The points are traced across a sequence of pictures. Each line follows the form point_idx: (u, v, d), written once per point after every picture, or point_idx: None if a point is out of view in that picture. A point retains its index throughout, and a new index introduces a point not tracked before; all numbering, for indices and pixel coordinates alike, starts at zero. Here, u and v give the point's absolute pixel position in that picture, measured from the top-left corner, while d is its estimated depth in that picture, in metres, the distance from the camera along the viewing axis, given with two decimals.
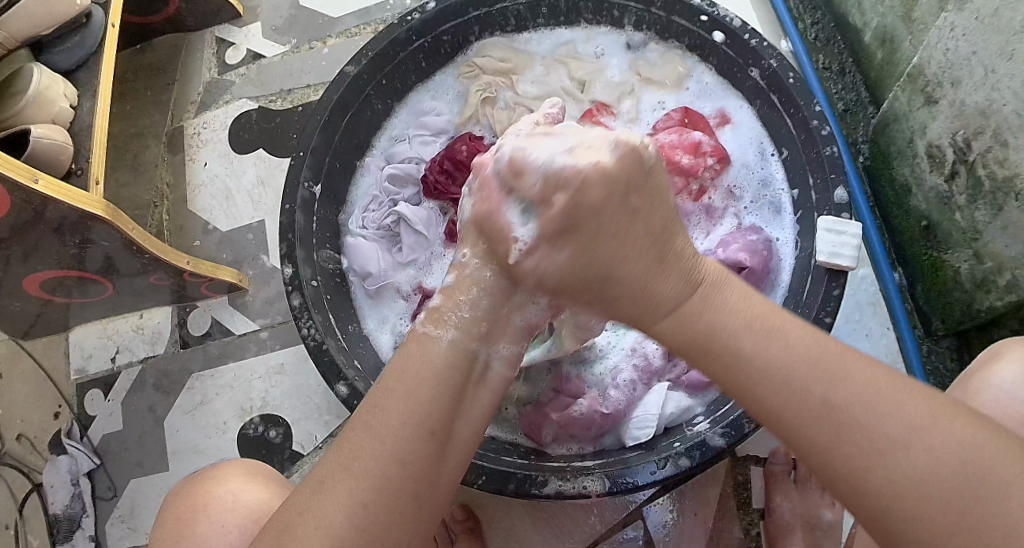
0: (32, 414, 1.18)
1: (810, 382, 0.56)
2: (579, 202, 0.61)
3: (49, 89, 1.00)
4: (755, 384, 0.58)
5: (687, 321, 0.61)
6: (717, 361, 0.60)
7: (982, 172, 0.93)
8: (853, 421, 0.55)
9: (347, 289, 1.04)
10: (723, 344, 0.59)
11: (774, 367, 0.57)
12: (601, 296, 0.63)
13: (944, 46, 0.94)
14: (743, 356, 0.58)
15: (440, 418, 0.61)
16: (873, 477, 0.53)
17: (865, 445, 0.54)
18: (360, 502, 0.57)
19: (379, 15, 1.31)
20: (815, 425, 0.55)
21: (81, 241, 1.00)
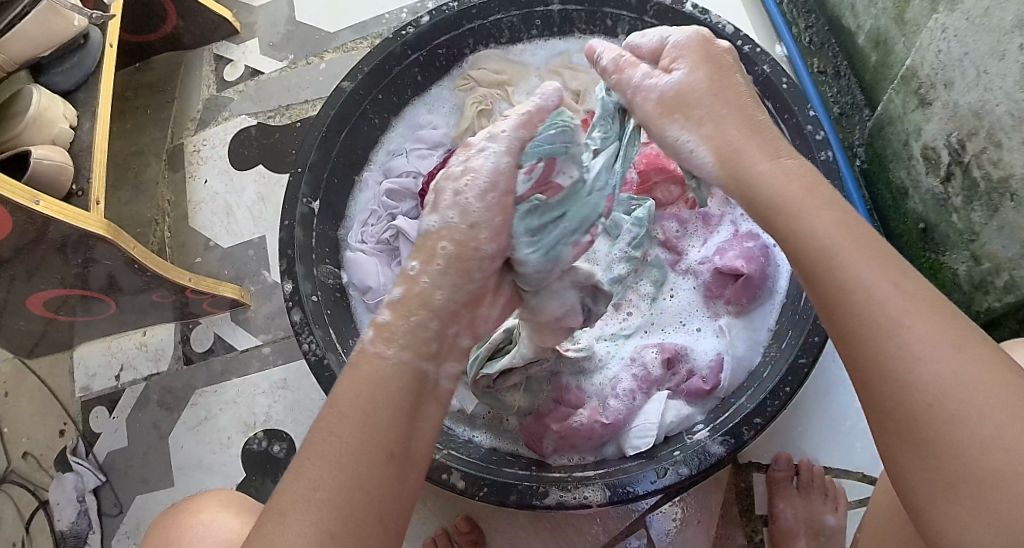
0: (38, 432, 1.18)
1: (886, 286, 0.56)
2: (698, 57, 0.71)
3: (48, 111, 1.01)
4: (835, 273, 0.58)
5: (786, 184, 0.63)
6: (805, 244, 0.60)
7: (976, 173, 0.93)
8: (909, 341, 0.54)
9: (347, 302, 1.03)
10: (808, 232, 0.60)
11: (855, 261, 0.57)
12: (703, 115, 0.69)
13: (936, 48, 0.94)
14: (830, 238, 0.59)
15: (397, 439, 0.58)
16: (905, 415, 0.53)
17: (911, 378, 0.53)
18: (329, 532, 0.54)
19: (376, 28, 1.32)
20: (865, 303, 0.56)
21: (83, 260, 1.01)
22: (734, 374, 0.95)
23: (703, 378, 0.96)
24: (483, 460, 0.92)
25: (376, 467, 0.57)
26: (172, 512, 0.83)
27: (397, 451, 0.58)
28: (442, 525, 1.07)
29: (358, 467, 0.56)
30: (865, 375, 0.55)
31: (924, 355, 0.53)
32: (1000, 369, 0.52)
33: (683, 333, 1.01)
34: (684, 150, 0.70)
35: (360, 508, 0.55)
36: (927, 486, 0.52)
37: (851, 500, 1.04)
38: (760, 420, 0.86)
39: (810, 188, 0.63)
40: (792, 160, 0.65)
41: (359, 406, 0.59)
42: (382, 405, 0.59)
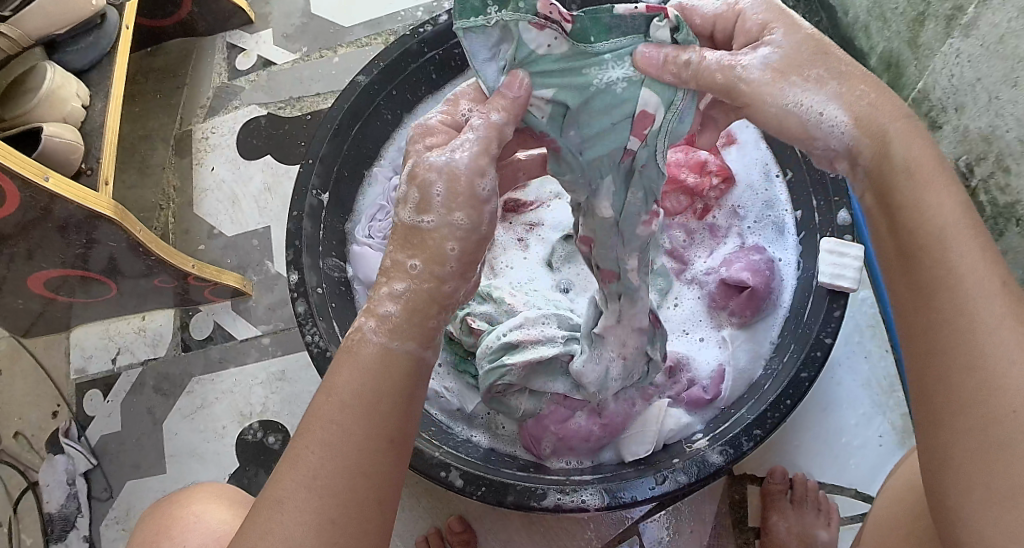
0: (30, 412, 1.17)
1: (993, 281, 0.51)
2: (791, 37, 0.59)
3: (62, 89, 1.01)
4: (945, 255, 0.53)
5: (915, 153, 0.56)
6: (915, 219, 0.54)
7: (983, 198, 0.94)
8: (1003, 342, 0.50)
9: (350, 294, 1.02)
10: (926, 206, 0.54)
11: (966, 252, 0.52)
12: (818, 83, 0.58)
13: (949, 72, 0.95)
14: (948, 219, 0.53)
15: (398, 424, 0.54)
16: (975, 419, 0.49)
17: (998, 381, 0.49)
18: (329, 519, 0.51)
19: (390, 25, 1.32)
20: (947, 314, 0.52)
21: (86, 240, 1.00)
22: (734, 384, 0.97)
23: (704, 388, 0.97)
24: (481, 458, 0.92)
25: (375, 450, 0.53)
26: (174, 497, 0.83)
27: (399, 437, 0.54)
28: (435, 524, 1.07)
29: (358, 453, 0.52)
30: (939, 371, 0.52)
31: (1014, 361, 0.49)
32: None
33: (682, 342, 1.02)
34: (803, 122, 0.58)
35: (360, 495, 0.52)
36: (982, 498, 0.48)
37: (844, 517, 1.04)
38: (760, 432, 0.86)
39: (941, 162, 0.56)
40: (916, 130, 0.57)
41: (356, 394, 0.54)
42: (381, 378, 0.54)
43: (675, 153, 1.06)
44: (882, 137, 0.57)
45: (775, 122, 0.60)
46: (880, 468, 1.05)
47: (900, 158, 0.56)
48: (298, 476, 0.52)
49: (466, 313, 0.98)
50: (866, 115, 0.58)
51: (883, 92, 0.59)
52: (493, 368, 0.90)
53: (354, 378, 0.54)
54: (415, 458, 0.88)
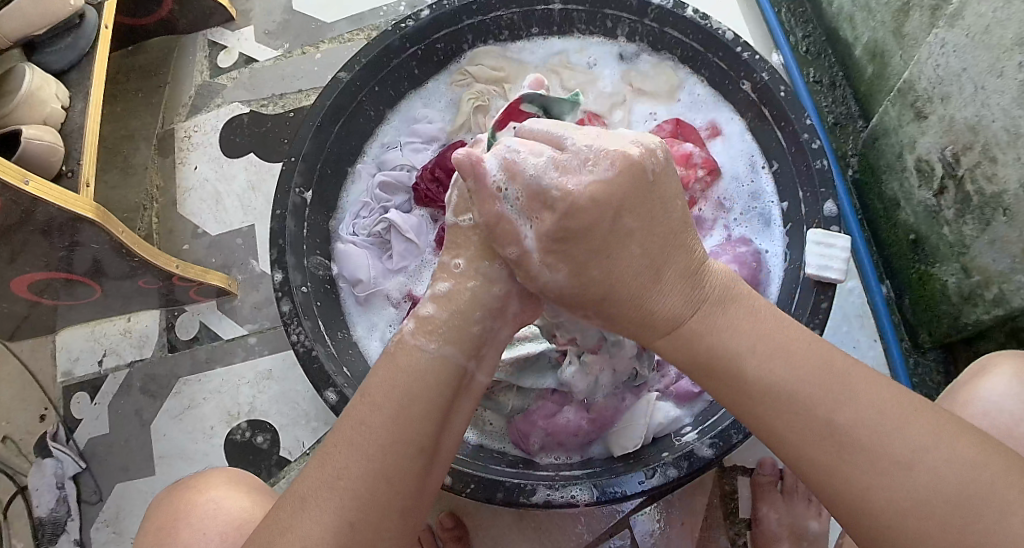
0: (17, 416, 1.17)
1: (812, 390, 0.60)
2: (571, 211, 0.63)
3: (41, 90, 1.00)
4: (771, 410, 0.60)
5: (681, 320, 0.65)
6: (718, 370, 0.63)
7: (970, 187, 0.94)
8: (849, 431, 0.58)
9: (336, 294, 1.03)
10: (724, 356, 0.63)
11: (793, 396, 0.60)
12: (604, 274, 0.65)
13: (934, 62, 0.94)
14: (749, 356, 0.62)
15: (426, 434, 0.63)
16: (863, 498, 0.57)
17: (861, 468, 0.57)
18: (347, 522, 0.60)
19: (373, 20, 1.31)
20: (817, 443, 0.59)
21: (70, 243, 0.99)
22: None
23: None
24: (470, 455, 0.92)
25: (405, 458, 0.62)
26: (170, 493, 0.82)
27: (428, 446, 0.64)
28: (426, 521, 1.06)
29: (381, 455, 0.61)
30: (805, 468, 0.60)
31: (885, 471, 0.57)
32: (934, 432, 0.58)
33: None
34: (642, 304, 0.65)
35: (385, 500, 0.61)
36: None
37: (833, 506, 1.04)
38: (749, 424, 0.86)
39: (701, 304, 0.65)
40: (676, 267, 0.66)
41: (390, 400, 0.63)
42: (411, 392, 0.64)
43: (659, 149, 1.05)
44: (659, 319, 0.65)
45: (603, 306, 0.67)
46: None
47: (695, 328, 0.64)
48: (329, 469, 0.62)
49: None
50: (630, 297, 0.65)
51: (651, 231, 0.65)
52: None
53: (384, 387, 0.64)
54: None
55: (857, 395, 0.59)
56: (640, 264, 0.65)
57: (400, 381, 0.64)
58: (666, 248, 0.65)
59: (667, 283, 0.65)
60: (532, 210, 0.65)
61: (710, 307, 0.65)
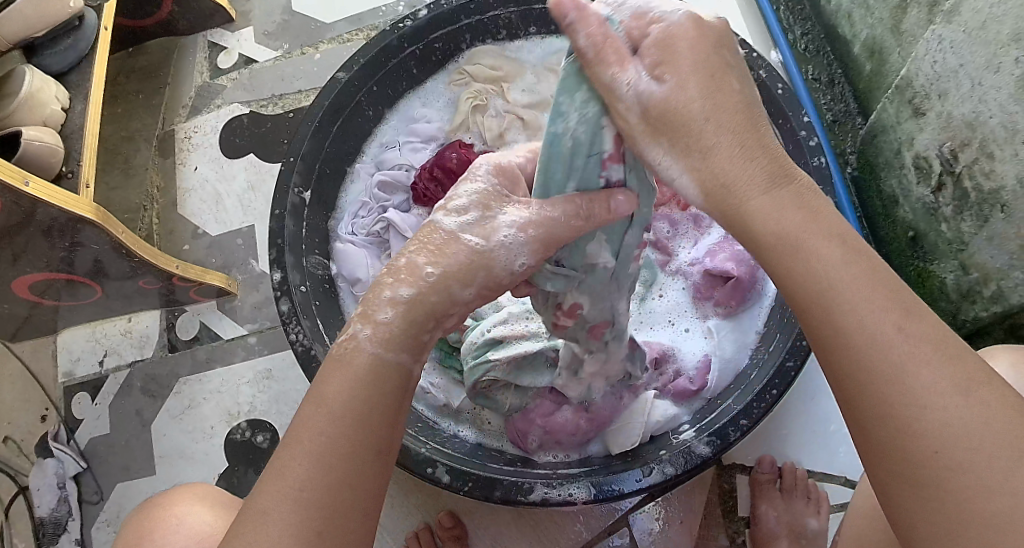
0: (18, 417, 1.17)
1: (886, 326, 0.52)
2: (671, 50, 0.57)
3: (41, 91, 1.00)
4: (842, 313, 0.53)
5: (782, 220, 0.56)
6: (801, 284, 0.55)
7: (968, 183, 0.94)
8: (920, 382, 0.51)
9: (336, 293, 1.02)
10: (809, 266, 0.54)
11: (864, 299, 0.53)
12: (692, 147, 0.57)
13: (932, 58, 0.94)
14: (839, 277, 0.54)
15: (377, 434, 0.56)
16: (914, 457, 0.50)
17: (920, 420, 0.50)
18: (313, 530, 0.53)
19: (372, 21, 1.32)
20: (877, 369, 0.52)
21: (70, 244, 1.00)
22: (721, 374, 0.96)
23: (690, 379, 0.97)
24: (467, 453, 0.92)
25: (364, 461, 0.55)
26: (145, 507, 0.83)
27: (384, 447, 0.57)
28: (425, 520, 1.06)
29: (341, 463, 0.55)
30: (863, 407, 0.52)
31: (942, 395, 0.50)
32: (1007, 411, 0.50)
33: (665, 334, 1.02)
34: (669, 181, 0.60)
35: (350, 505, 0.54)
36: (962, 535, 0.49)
37: (833, 504, 1.04)
38: (746, 421, 0.86)
39: (772, 168, 0.57)
40: (744, 123, 0.57)
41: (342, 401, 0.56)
42: (368, 392, 0.57)
43: None
44: (749, 196, 0.57)
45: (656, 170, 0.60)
46: None
47: (773, 229, 0.56)
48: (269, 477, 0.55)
49: None
50: (733, 177, 0.57)
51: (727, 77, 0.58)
52: (478, 363, 0.91)
53: (345, 388, 0.57)
54: (402, 455, 0.88)
55: (918, 318, 0.52)
56: (734, 126, 0.57)
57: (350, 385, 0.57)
58: (753, 146, 0.57)
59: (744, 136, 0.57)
60: (624, 61, 0.58)
61: (800, 194, 0.57)
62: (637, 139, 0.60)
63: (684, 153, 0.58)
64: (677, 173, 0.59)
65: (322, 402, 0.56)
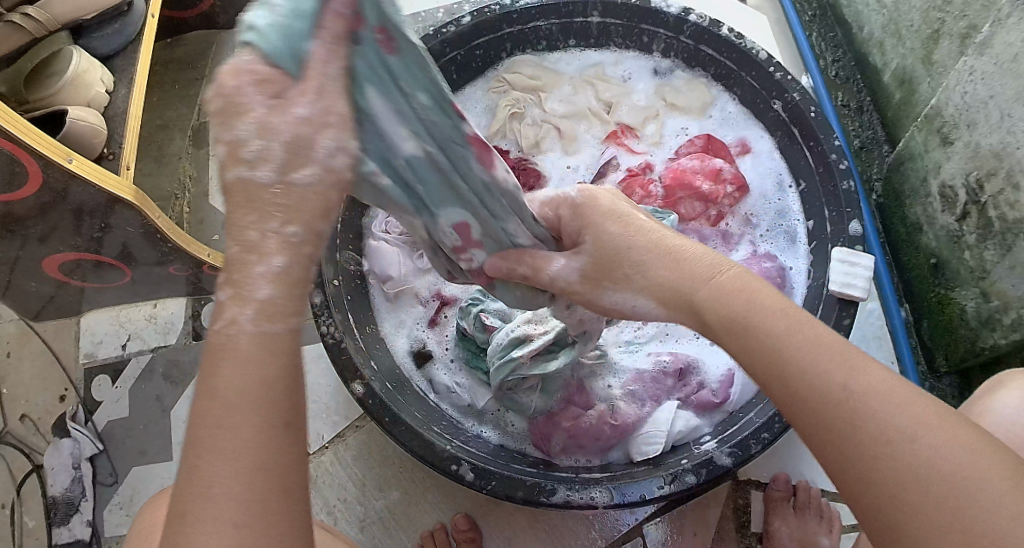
0: (37, 395, 1.18)
1: (839, 372, 0.54)
2: (581, 209, 0.73)
3: (86, 73, 1.02)
4: (791, 384, 0.56)
5: (729, 303, 0.61)
6: (753, 358, 0.59)
7: (993, 213, 0.95)
8: (871, 432, 0.52)
9: (365, 289, 1.04)
10: (759, 338, 0.58)
11: (810, 363, 0.55)
12: (631, 275, 0.68)
13: (962, 89, 0.96)
14: (788, 345, 0.57)
15: (288, 406, 0.53)
16: (877, 490, 0.51)
17: (874, 468, 0.51)
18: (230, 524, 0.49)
19: (411, 26, 1.34)
20: (829, 417, 0.54)
21: (101, 226, 1.01)
22: (744, 388, 0.97)
23: (713, 392, 0.98)
24: (490, 453, 0.93)
25: (276, 444, 0.52)
26: (161, 493, 0.83)
27: (294, 419, 0.53)
28: (441, 519, 1.07)
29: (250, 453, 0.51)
30: (824, 453, 0.54)
31: (890, 440, 0.51)
32: (966, 444, 0.50)
33: (694, 345, 1.03)
34: (628, 308, 0.70)
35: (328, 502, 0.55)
36: None
37: (844, 525, 1.05)
38: (768, 435, 0.88)
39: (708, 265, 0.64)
40: (666, 242, 0.68)
41: (242, 391, 0.51)
42: (255, 369, 0.52)
43: (690, 161, 1.07)
44: (695, 281, 0.64)
45: (610, 309, 0.72)
46: None
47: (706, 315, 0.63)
48: (229, 466, 0.50)
49: (480, 309, 0.99)
50: (676, 278, 0.65)
51: (627, 221, 0.70)
52: (503, 365, 0.92)
53: (237, 376, 0.52)
54: (427, 451, 0.89)
55: (865, 372, 0.54)
56: (656, 253, 0.67)
57: (246, 373, 0.52)
58: (679, 257, 0.66)
59: (667, 249, 0.67)
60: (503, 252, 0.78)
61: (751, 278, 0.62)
62: (588, 292, 0.72)
63: (636, 277, 0.68)
64: (633, 297, 0.68)
65: (216, 396, 0.51)
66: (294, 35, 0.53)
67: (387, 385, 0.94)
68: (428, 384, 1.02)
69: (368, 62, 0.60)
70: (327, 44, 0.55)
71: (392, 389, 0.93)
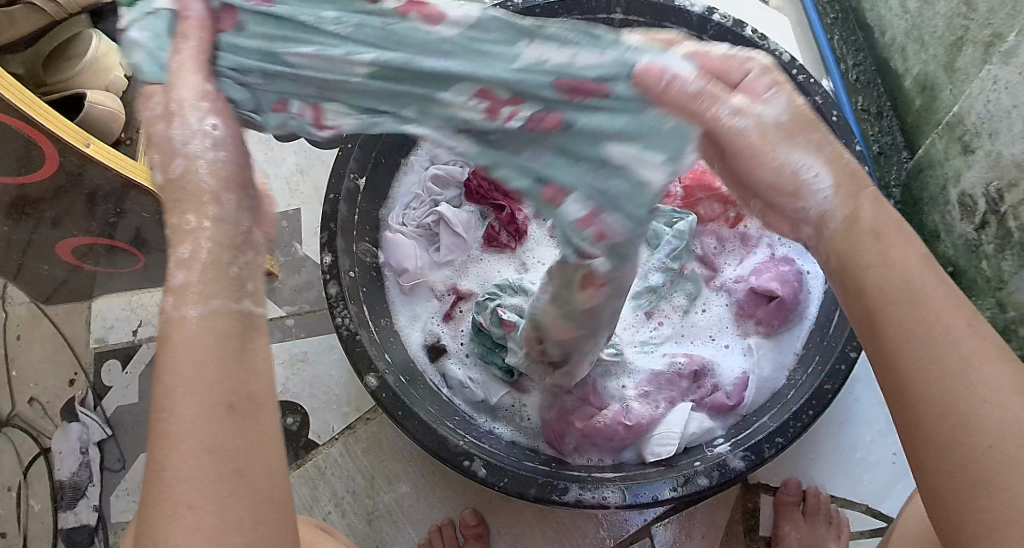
0: (47, 379, 1.18)
1: (959, 322, 0.54)
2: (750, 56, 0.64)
3: (105, 57, 1.03)
4: (909, 316, 0.55)
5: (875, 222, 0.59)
6: (883, 283, 0.56)
7: (1011, 224, 0.95)
8: (984, 378, 0.52)
9: (381, 281, 1.04)
10: (892, 268, 0.56)
11: (931, 303, 0.55)
12: (816, 139, 0.62)
13: (985, 97, 0.96)
14: (920, 279, 0.56)
15: (234, 387, 0.51)
16: (945, 445, 0.52)
17: (978, 417, 0.52)
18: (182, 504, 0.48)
19: None
20: (943, 358, 0.53)
21: (116, 211, 1.00)
22: (758, 392, 0.98)
23: (727, 394, 0.98)
24: (503, 450, 0.93)
25: (225, 428, 0.49)
26: None
27: (237, 400, 0.51)
28: (449, 514, 1.07)
29: (201, 441, 0.48)
30: (925, 398, 0.53)
31: (998, 392, 0.52)
32: None
33: (708, 347, 1.04)
34: (808, 178, 0.62)
35: None
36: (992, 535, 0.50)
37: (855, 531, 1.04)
38: (782, 439, 0.88)
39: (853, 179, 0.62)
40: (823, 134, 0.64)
41: (190, 370, 0.50)
42: (201, 349, 0.51)
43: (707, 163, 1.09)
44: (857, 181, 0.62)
45: (783, 178, 0.62)
46: (893, 485, 1.06)
47: (846, 248, 0.60)
48: (188, 454, 0.48)
49: (497, 304, 0.98)
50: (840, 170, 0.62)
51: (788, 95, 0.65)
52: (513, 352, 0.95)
53: (191, 356, 0.51)
54: (441, 446, 0.88)
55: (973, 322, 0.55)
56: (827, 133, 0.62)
57: (190, 352, 0.51)
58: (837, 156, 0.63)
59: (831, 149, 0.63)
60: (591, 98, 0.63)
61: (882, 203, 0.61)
62: (770, 148, 0.62)
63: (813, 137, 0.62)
64: (809, 159, 0.62)
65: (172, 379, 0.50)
66: (154, 51, 0.61)
67: (400, 379, 0.94)
68: (441, 378, 1.02)
69: (248, 39, 0.63)
70: (190, 46, 0.61)
71: (405, 382, 0.93)
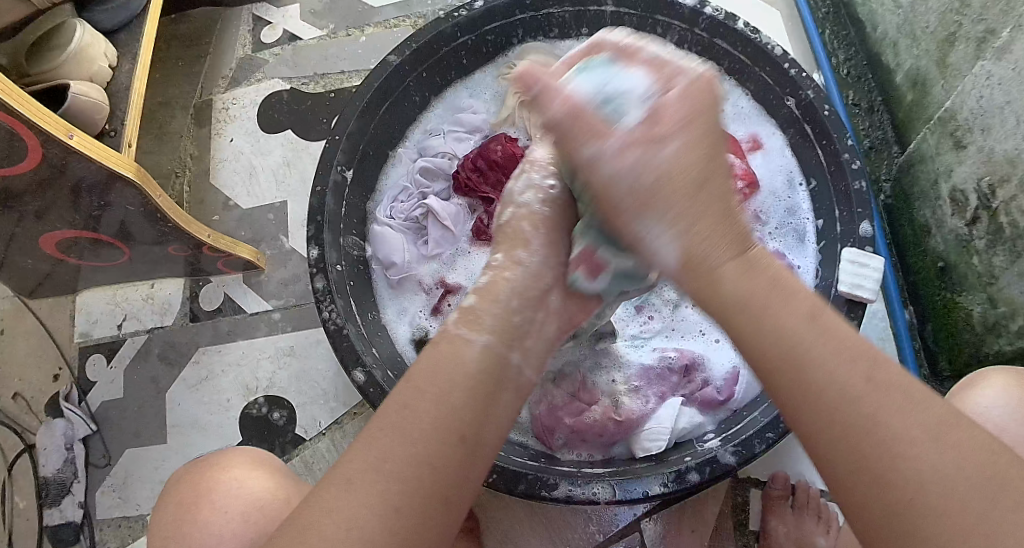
0: (30, 374, 1.17)
1: (854, 377, 0.54)
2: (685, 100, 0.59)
3: (90, 47, 1.00)
4: (794, 382, 0.55)
5: (749, 277, 0.57)
6: (774, 345, 0.55)
7: (1003, 219, 0.95)
8: (892, 430, 0.52)
9: (368, 275, 1.03)
10: (777, 325, 0.55)
11: (825, 364, 0.54)
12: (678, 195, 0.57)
13: (977, 93, 0.95)
14: (807, 349, 0.54)
15: (467, 421, 0.57)
16: (861, 498, 0.52)
17: (893, 470, 0.51)
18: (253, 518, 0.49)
19: (419, 9, 1.32)
20: (837, 421, 0.53)
21: (100, 203, 0.99)
22: (748, 387, 0.97)
23: (716, 389, 0.98)
24: None
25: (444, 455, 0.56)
26: (200, 465, 0.82)
27: (469, 434, 0.57)
28: None
29: (411, 468, 0.55)
30: (839, 461, 0.53)
31: (913, 441, 0.52)
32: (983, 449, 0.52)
33: (700, 342, 1.03)
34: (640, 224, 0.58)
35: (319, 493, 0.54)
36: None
37: None
38: (773, 435, 0.87)
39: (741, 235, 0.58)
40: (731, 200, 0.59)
41: (436, 384, 0.58)
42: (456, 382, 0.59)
43: None
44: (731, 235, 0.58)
45: (610, 204, 0.60)
46: None
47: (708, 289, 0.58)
48: (377, 469, 0.54)
49: None
50: (715, 221, 0.58)
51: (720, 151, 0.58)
52: None
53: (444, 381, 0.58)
54: None
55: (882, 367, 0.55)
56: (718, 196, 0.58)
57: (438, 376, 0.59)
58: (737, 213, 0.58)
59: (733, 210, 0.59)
60: (618, 106, 0.59)
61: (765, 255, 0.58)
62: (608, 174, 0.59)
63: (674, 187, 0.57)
64: (647, 206, 0.58)
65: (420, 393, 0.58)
66: None
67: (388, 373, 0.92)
68: None
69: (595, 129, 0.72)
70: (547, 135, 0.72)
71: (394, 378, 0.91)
